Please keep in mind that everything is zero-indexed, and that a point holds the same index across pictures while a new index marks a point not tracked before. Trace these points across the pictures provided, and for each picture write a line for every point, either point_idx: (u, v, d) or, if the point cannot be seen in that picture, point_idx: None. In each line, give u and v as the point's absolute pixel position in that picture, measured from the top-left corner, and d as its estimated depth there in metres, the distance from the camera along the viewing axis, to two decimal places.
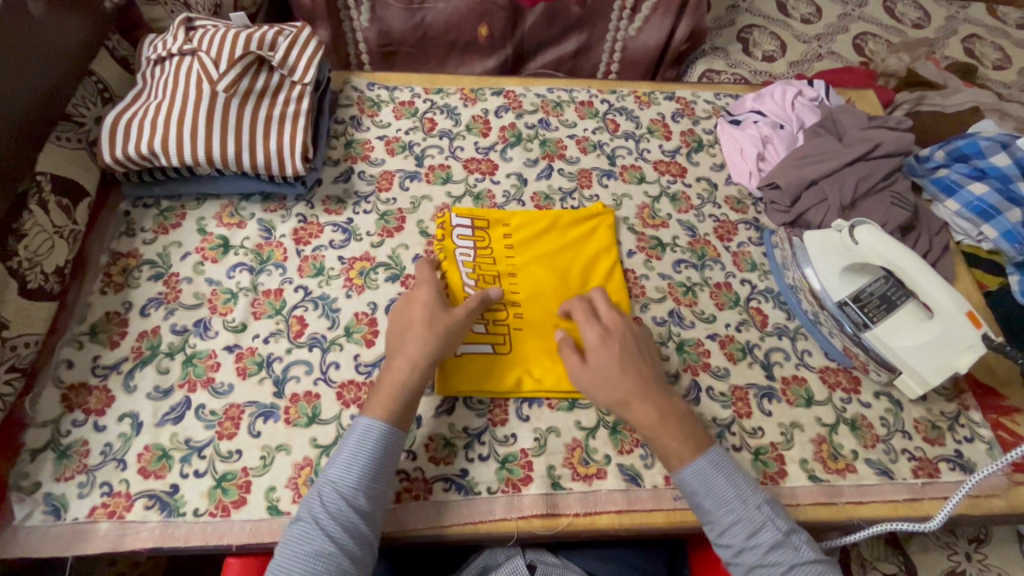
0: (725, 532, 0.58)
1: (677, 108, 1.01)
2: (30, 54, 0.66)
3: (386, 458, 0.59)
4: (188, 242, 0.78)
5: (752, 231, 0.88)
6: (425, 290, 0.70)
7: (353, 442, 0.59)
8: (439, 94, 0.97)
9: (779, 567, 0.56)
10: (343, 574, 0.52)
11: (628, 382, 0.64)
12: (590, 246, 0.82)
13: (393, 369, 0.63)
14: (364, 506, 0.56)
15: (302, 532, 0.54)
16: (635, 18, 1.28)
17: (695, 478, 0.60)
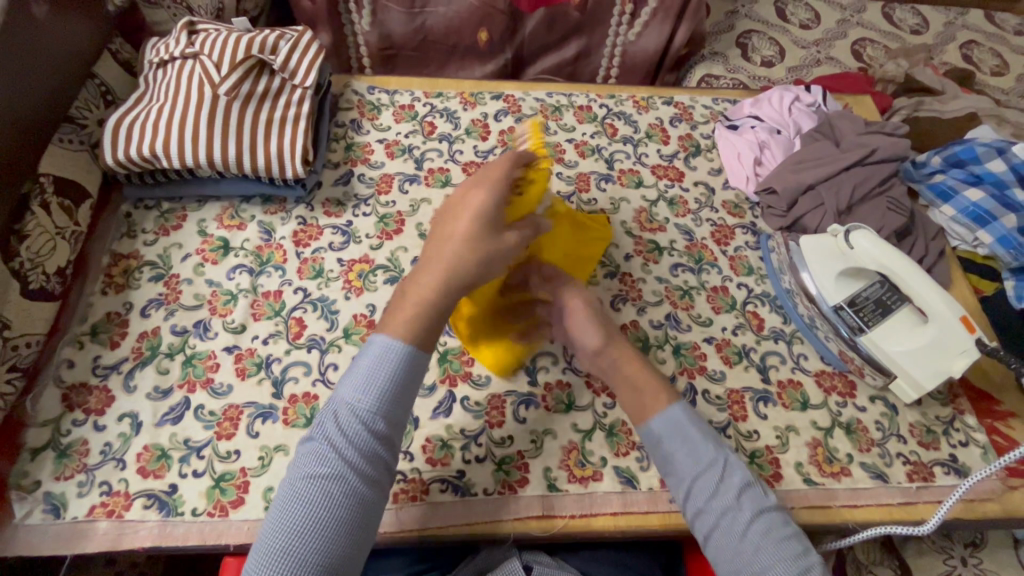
0: (696, 478, 0.56)
1: (676, 113, 1.01)
2: (33, 57, 0.67)
3: (407, 379, 0.54)
4: (188, 244, 0.79)
5: (749, 236, 0.88)
6: (480, 197, 0.61)
7: (370, 361, 0.53)
8: (439, 98, 0.98)
9: (751, 510, 0.54)
10: (359, 498, 0.49)
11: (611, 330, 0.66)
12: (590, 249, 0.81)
13: (422, 283, 0.57)
14: (383, 428, 0.52)
15: (315, 454, 0.50)
16: (635, 23, 1.29)
17: (666, 424, 0.59)
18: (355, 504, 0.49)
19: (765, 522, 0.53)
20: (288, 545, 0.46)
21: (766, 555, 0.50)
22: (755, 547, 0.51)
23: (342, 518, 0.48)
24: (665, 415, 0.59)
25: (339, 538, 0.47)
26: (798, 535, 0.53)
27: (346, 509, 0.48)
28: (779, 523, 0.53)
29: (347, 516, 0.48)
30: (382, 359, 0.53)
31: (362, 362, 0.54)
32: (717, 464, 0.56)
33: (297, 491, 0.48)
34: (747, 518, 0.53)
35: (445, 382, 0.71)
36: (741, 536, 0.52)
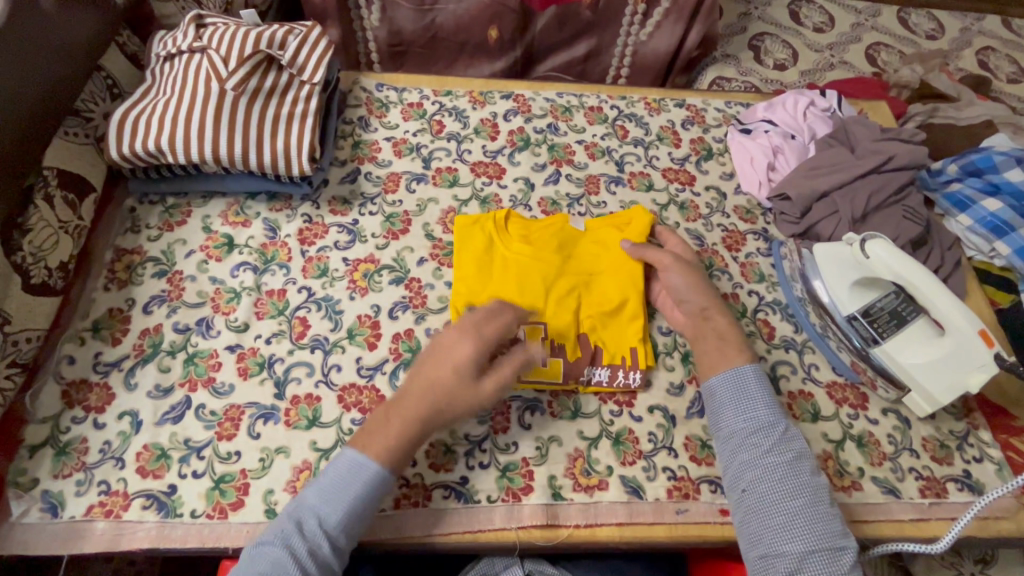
0: (755, 435, 0.62)
1: (688, 115, 1.00)
2: (37, 49, 0.66)
3: (373, 503, 0.58)
4: (192, 240, 0.78)
5: (760, 242, 0.87)
6: (469, 350, 0.61)
7: (343, 482, 0.56)
8: (448, 97, 0.97)
9: (802, 477, 0.59)
10: None
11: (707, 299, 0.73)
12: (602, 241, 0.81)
13: (395, 421, 0.59)
14: (339, 546, 0.55)
15: (283, 556, 0.52)
16: (646, 23, 1.27)
17: (733, 382, 0.66)
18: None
19: (816, 485, 0.60)
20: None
21: (796, 514, 0.57)
22: (800, 507, 0.57)
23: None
24: (734, 371, 0.66)
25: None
26: (832, 511, 0.59)
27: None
28: (820, 495, 0.59)
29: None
30: (356, 480, 0.56)
31: (340, 473, 0.57)
32: (775, 426, 0.62)
33: None
34: (792, 482, 0.59)
35: None
36: (783, 490, 0.58)
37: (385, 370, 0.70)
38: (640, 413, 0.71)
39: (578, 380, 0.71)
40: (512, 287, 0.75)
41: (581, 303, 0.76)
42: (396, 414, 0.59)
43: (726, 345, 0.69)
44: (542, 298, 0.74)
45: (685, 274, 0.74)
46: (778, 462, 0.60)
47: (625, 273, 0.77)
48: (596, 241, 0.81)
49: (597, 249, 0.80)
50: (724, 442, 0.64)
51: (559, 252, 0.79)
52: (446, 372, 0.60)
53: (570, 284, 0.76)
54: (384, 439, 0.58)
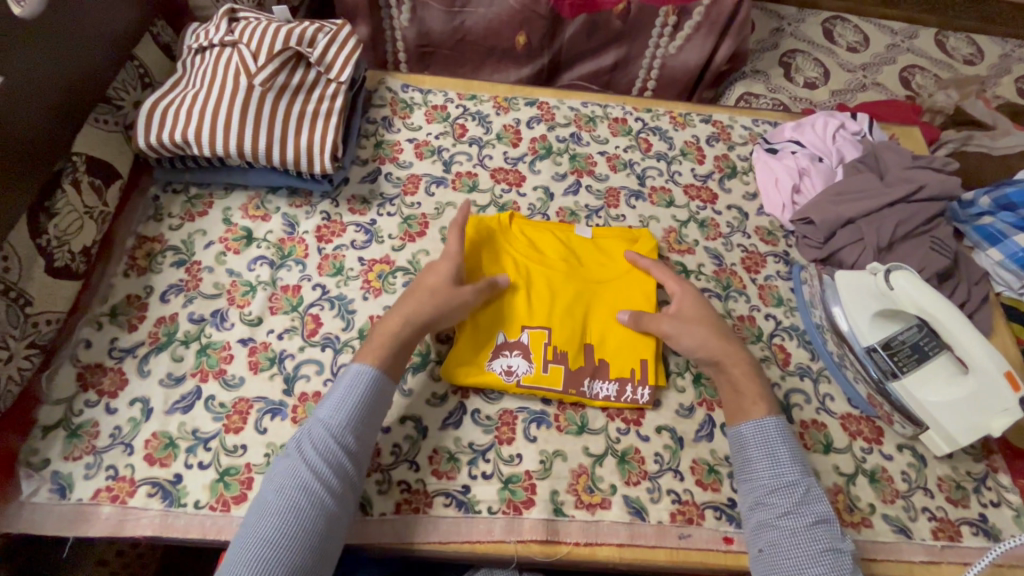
0: (773, 493, 0.61)
1: (713, 131, 0.99)
2: (72, 38, 0.67)
3: (379, 402, 0.63)
4: (212, 231, 0.78)
5: (781, 265, 0.85)
6: (446, 266, 0.72)
7: (345, 390, 0.62)
8: (473, 101, 0.97)
9: (821, 542, 0.58)
10: (323, 507, 0.55)
11: (721, 344, 0.71)
12: (610, 265, 0.80)
13: (390, 323, 0.67)
14: (352, 447, 0.59)
15: (299, 463, 0.57)
16: (676, 36, 1.26)
17: (756, 434, 0.65)
18: (327, 517, 0.55)
19: (836, 553, 0.58)
20: (266, 551, 0.52)
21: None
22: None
23: (311, 529, 0.54)
24: (758, 421, 0.66)
25: (305, 552, 0.53)
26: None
27: (319, 518, 0.55)
28: (840, 562, 0.57)
29: (315, 530, 0.54)
30: (359, 383, 0.62)
31: (341, 384, 0.63)
32: (798, 487, 0.61)
33: (267, 502, 0.55)
34: (812, 547, 0.58)
35: (458, 393, 0.70)
36: (802, 555, 0.57)
37: None
38: (647, 432, 0.70)
39: (578, 390, 0.70)
40: (518, 294, 0.75)
41: (586, 313, 0.76)
42: (391, 322, 0.67)
43: (741, 398, 0.68)
44: (546, 306, 0.74)
45: (687, 330, 0.71)
46: (797, 525, 0.59)
47: (633, 287, 0.78)
48: (605, 254, 0.81)
49: (604, 262, 0.81)
50: (746, 496, 0.63)
51: (568, 262, 0.79)
52: (430, 281, 0.71)
53: (574, 293, 0.76)
54: (381, 344, 0.66)
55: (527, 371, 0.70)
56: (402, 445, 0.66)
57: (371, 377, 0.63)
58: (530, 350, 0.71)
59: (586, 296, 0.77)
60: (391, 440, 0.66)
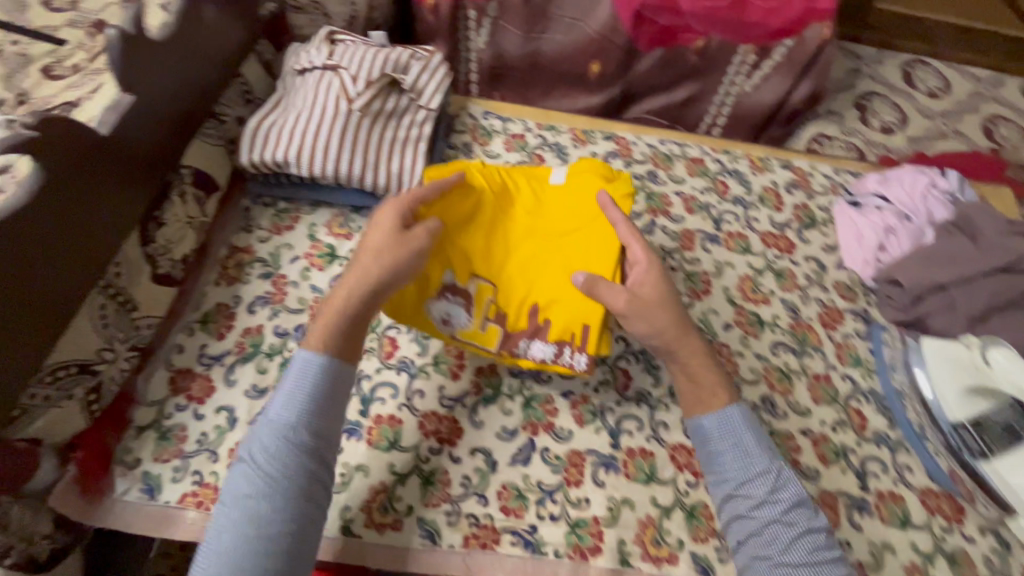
0: (746, 484, 0.61)
1: (793, 178, 0.97)
2: (193, 57, 0.70)
3: (332, 390, 0.60)
4: (298, 246, 0.81)
5: (860, 323, 0.83)
6: (388, 216, 0.67)
7: (292, 381, 0.59)
8: (551, 132, 0.98)
9: (797, 527, 0.58)
10: (283, 508, 0.54)
11: (668, 320, 0.66)
12: (575, 222, 0.76)
13: (337, 296, 0.63)
14: (307, 442, 0.57)
15: (250, 467, 0.55)
16: (754, 74, 1.24)
17: (717, 426, 0.64)
18: (286, 521, 0.54)
19: (812, 537, 0.58)
20: (225, 561, 0.51)
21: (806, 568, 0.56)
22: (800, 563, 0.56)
23: (272, 533, 0.53)
24: (721, 413, 0.64)
25: (272, 556, 0.52)
26: (835, 558, 0.57)
27: (277, 521, 0.53)
28: (822, 546, 0.58)
29: (275, 532, 0.53)
30: (306, 372, 0.59)
31: (287, 376, 0.60)
32: (769, 474, 0.61)
33: (224, 512, 0.54)
34: (790, 537, 0.58)
35: (528, 429, 0.71)
36: (783, 545, 0.57)
37: (465, 403, 0.72)
38: None
39: (512, 352, 0.70)
40: (477, 242, 0.74)
41: (542, 269, 0.74)
42: (336, 294, 0.64)
43: (701, 389, 0.66)
44: (501, 259, 0.74)
45: (646, 314, 0.66)
46: (772, 516, 0.59)
47: (601, 241, 0.73)
48: (580, 203, 0.77)
49: (575, 216, 0.76)
50: (720, 491, 0.62)
51: (532, 212, 0.77)
52: (373, 240, 0.66)
53: (533, 251, 0.75)
54: (325, 322, 0.62)
55: (464, 323, 0.71)
56: (471, 478, 0.67)
57: (319, 360, 0.60)
58: (474, 301, 0.72)
59: (540, 255, 0.75)
60: (461, 471, 0.67)
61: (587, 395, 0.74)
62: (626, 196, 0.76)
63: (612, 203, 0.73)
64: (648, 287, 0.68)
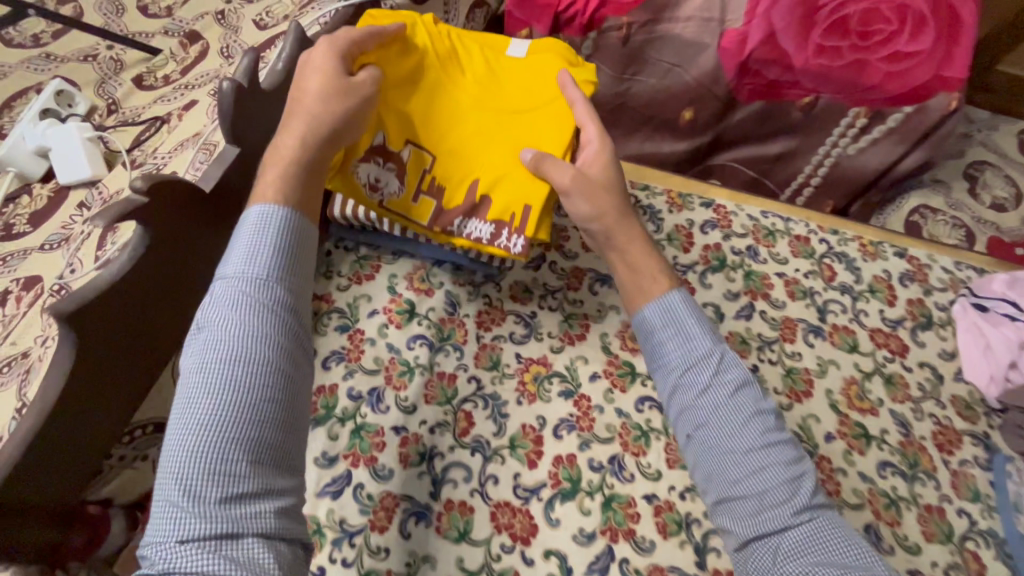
0: (689, 372, 0.61)
1: (908, 269, 0.88)
2: None
3: (299, 243, 0.54)
4: (377, 298, 0.77)
5: (978, 449, 0.75)
6: (331, 61, 0.61)
7: (245, 241, 0.52)
8: (645, 192, 0.92)
9: (743, 407, 0.58)
10: (267, 368, 0.48)
11: (610, 202, 0.68)
12: (525, 96, 0.75)
13: (286, 145, 0.57)
14: (280, 297, 0.51)
15: (213, 338, 0.48)
16: (861, 139, 1.14)
17: (661, 314, 0.64)
18: (271, 387, 0.48)
19: (760, 416, 0.58)
20: (206, 437, 0.44)
21: (759, 454, 0.56)
22: (747, 445, 0.56)
23: (257, 399, 0.47)
24: (661, 299, 0.64)
25: (263, 424, 0.47)
26: (784, 437, 0.58)
27: (258, 386, 0.47)
28: (768, 425, 0.58)
29: (260, 399, 0.47)
30: (262, 230, 0.52)
31: (238, 239, 0.52)
32: (711, 357, 0.61)
33: (190, 391, 0.47)
34: (742, 425, 0.57)
35: (607, 534, 0.65)
36: (729, 430, 0.58)
37: (541, 496, 0.67)
38: None
39: (445, 228, 0.72)
40: (418, 105, 0.72)
41: (491, 143, 0.72)
42: (281, 141, 0.58)
43: (641, 276, 0.67)
44: (444, 128, 0.72)
45: (590, 192, 0.68)
46: (717, 399, 0.59)
47: (556, 122, 0.73)
48: (532, 75, 0.76)
49: (530, 91, 0.75)
50: (669, 382, 0.62)
51: (485, 77, 0.75)
52: (314, 84, 0.60)
53: (481, 122, 0.73)
54: (275, 169, 0.56)
55: (394, 191, 0.71)
56: None
57: (279, 212, 0.53)
58: (408, 169, 0.71)
59: (489, 126, 0.73)
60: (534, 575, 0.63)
61: (672, 502, 0.68)
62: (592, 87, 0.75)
63: (571, 82, 0.73)
64: (597, 167, 0.70)
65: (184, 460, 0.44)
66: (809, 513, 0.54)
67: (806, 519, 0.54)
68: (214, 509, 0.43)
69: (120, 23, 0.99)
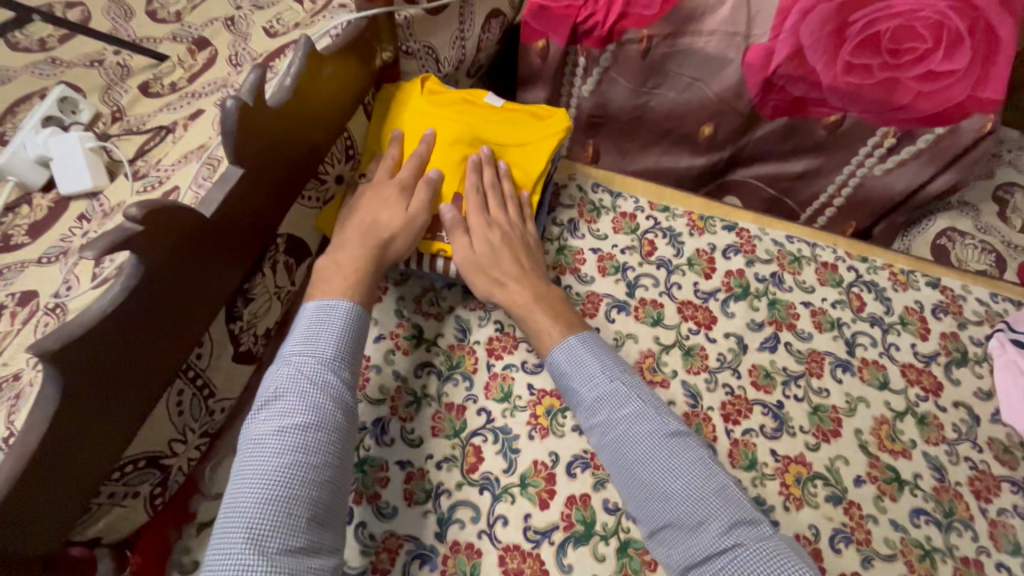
0: (593, 410, 0.64)
1: (941, 300, 0.84)
2: (307, 119, 0.65)
3: (359, 330, 0.62)
4: (384, 323, 0.74)
5: (1019, 496, 0.70)
6: (390, 192, 0.71)
7: (314, 316, 0.60)
8: (665, 213, 0.88)
9: (650, 435, 0.60)
10: (332, 435, 0.54)
11: (510, 272, 0.72)
12: (501, 131, 0.79)
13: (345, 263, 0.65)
14: (346, 376, 0.59)
15: (286, 397, 0.55)
16: (888, 159, 1.10)
17: (565, 361, 0.67)
18: (332, 449, 0.54)
19: (666, 443, 0.59)
20: (276, 491, 0.49)
21: (673, 478, 0.58)
22: (664, 477, 0.58)
23: (321, 462, 0.53)
24: (564, 345, 0.67)
25: (324, 486, 0.52)
26: (696, 454, 0.59)
27: (323, 448, 0.53)
28: (682, 452, 0.59)
29: (326, 462, 0.53)
30: (328, 309, 0.61)
31: (309, 314, 0.61)
32: (616, 393, 0.63)
33: (262, 447, 0.52)
34: (654, 455, 0.59)
35: None
36: (640, 462, 0.59)
37: (552, 539, 0.63)
38: None
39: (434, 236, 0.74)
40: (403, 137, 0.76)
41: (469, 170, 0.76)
42: (341, 247, 0.67)
43: (539, 335, 0.70)
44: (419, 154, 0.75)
45: (488, 269, 0.71)
46: (623, 435, 0.61)
47: (526, 162, 0.79)
48: (499, 108, 0.82)
49: (502, 123, 0.80)
50: (584, 421, 0.65)
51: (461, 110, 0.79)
52: (362, 200, 0.71)
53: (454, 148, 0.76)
54: (351, 263, 0.65)
55: None
56: None
57: (346, 304, 0.62)
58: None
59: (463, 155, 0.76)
60: None
61: None
62: (562, 119, 0.81)
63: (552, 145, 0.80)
64: (486, 242, 0.72)
65: (254, 508, 0.48)
66: (736, 533, 0.54)
67: (735, 541, 0.54)
68: (273, 559, 0.47)
69: (128, 28, 0.96)
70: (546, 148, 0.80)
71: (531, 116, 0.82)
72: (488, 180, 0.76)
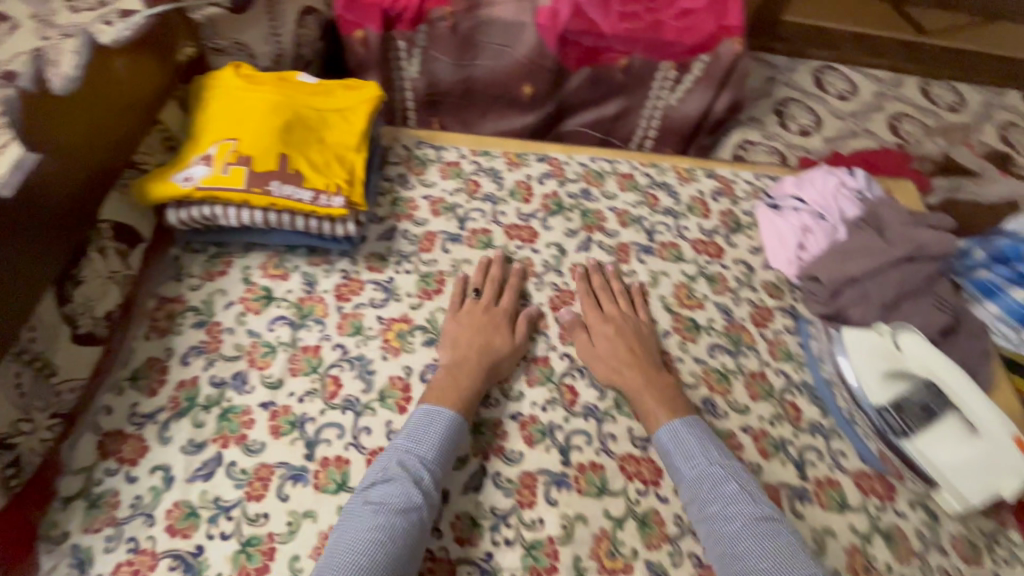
0: (692, 491, 0.66)
1: (717, 186, 1.02)
2: (105, 109, 0.70)
3: (455, 441, 0.67)
4: (232, 291, 0.79)
5: (788, 319, 0.89)
6: (501, 328, 0.78)
7: (424, 422, 0.67)
8: (485, 157, 1.00)
9: (737, 510, 0.62)
10: (413, 529, 0.59)
11: (625, 359, 0.77)
12: (316, 100, 0.86)
13: (466, 381, 0.72)
14: (437, 482, 0.64)
15: (387, 486, 0.61)
16: (677, 89, 1.30)
17: (669, 438, 0.70)
18: (409, 547, 0.58)
19: (756, 520, 0.61)
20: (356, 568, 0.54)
21: (755, 542, 0.59)
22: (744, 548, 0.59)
23: (400, 554, 0.57)
24: (671, 427, 0.70)
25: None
26: (782, 530, 0.60)
27: (402, 539, 0.57)
28: (771, 531, 0.60)
29: (402, 552, 0.57)
30: (438, 423, 0.67)
31: (415, 423, 0.67)
32: (716, 471, 0.65)
33: (359, 524, 0.58)
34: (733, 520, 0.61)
35: (479, 455, 0.71)
36: (736, 540, 0.60)
37: None
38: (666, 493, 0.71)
39: (260, 188, 0.76)
40: (217, 113, 0.81)
41: (289, 131, 0.81)
42: (461, 367, 0.74)
43: (644, 397, 0.74)
44: (236, 123, 0.79)
45: (604, 355, 0.78)
46: (718, 509, 0.63)
47: (346, 123, 0.86)
48: (313, 85, 0.89)
49: (319, 95, 0.88)
50: (685, 497, 0.67)
51: (274, 87, 0.85)
52: (475, 320, 0.79)
53: (268, 113, 0.81)
54: (468, 380, 0.72)
55: (204, 173, 0.76)
56: None
57: (447, 413, 0.68)
58: (214, 156, 0.77)
59: (280, 118, 0.81)
60: None
61: (536, 415, 0.75)
62: (373, 88, 0.91)
63: (368, 108, 0.89)
64: (607, 338, 0.79)
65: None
66: None
67: None
68: None
69: None
70: (362, 112, 0.88)
71: (346, 88, 0.90)
72: (598, 284, 0.86)
